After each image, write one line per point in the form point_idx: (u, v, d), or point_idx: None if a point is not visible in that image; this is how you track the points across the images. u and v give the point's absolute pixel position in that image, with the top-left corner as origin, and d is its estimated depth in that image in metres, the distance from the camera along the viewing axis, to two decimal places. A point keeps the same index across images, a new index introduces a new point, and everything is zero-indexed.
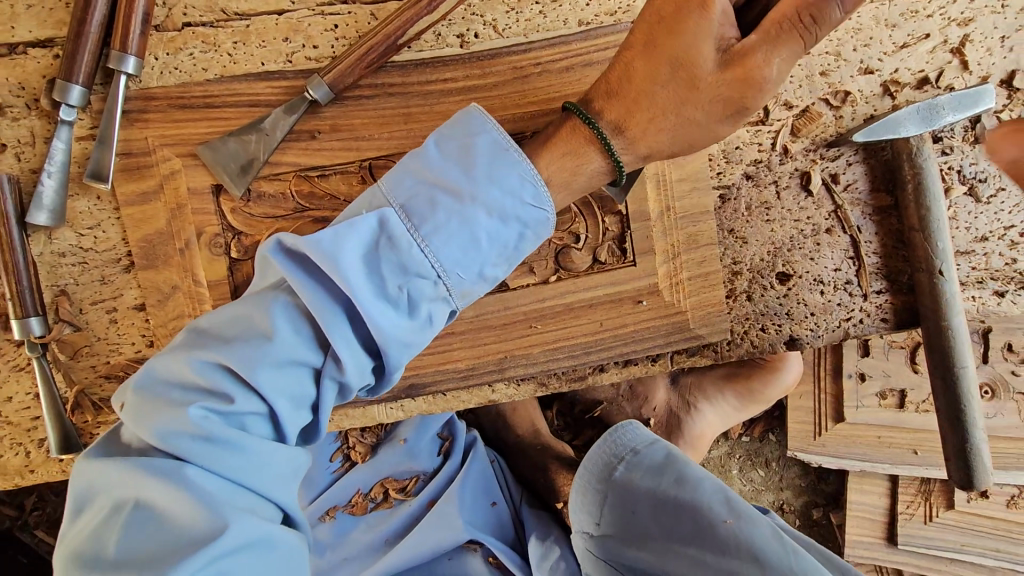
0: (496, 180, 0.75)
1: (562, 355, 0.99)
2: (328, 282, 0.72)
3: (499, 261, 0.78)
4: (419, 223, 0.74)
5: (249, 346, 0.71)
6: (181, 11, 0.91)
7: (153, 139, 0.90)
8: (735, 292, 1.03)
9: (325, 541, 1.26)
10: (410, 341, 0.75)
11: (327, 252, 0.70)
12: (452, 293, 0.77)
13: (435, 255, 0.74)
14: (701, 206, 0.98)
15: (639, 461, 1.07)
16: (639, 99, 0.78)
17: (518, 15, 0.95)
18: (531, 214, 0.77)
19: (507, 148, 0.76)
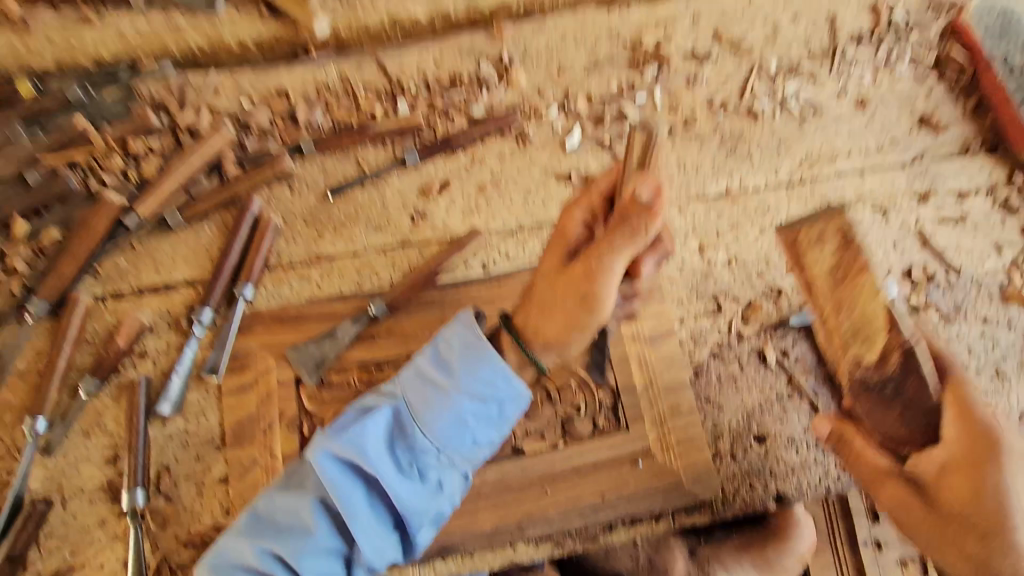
0: (470, 373, 0.94)
1: (574, 514, 1.14)
2: (355, 470, 0.93)
3: (490, 431, 0.97)
4: (416, 417, 0.94)
5: (293, 535, 0.92)
6: (286, 256, 1.30)
7: (256, 345, 1.22)
8: (720, 452, 1.20)
9: None
10: (423, 511, 0.94)
11: (355, 449, 0.92)
12: (453, 462, 0.95)
13: (434, 437, 0.94)
14: (678, 380, 1.21)
15: None
16: (535, 299, 1.08)
17: (524, 246, 1.32)
18: (505, 393, 0.95)
19: (476, 347, 0.94)
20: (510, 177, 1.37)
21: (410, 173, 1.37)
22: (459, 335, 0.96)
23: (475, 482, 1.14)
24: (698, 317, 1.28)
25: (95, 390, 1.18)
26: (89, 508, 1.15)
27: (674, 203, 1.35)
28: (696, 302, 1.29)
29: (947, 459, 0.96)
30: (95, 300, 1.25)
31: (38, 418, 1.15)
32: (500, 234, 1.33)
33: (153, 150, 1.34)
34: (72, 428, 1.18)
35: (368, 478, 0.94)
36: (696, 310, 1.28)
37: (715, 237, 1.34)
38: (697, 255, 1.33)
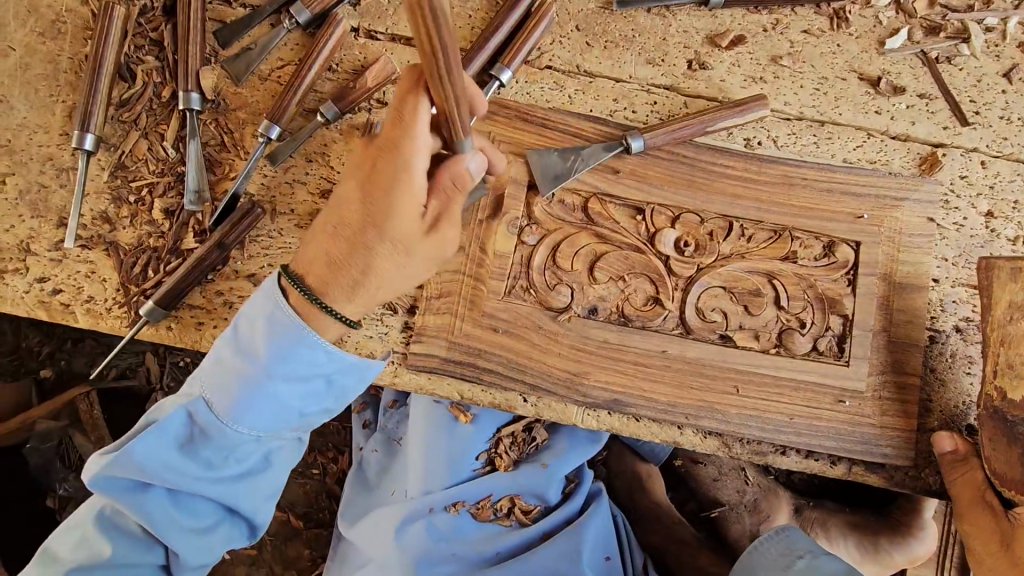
0: (276, 352, 0.91)
1: (756, 423, 1.08)
2: (187, 437, 0.95)
3: (319, 403, 0.98)
4: (222, 415, 0.93)
5: (163, 496, 0.97)
6: (548, 57, 1.19)
7: (495, 135, 1.15)
8: (925, 426, 1.10)
9: (442, 531, 1.20)
10: (247, 496, 1.01)
11: (161, 469, 0.93)
12: (282, 437, 0.99)
13: (251, 429, 0.94)
14: (914, 338, 1.10)
15: (822, 560, 1.02)
16: (335, 233, 0.91)
17: (796, 138, 1.17)
18: (328, 369, 0.94)
19: (288, 328, 0.90)
20: (810, 57, 1.19)
21: (704, 14, 1.19)
22: (274, 309, 0.91)
23: (672, 353, 1.08)
24: (957, 284, 1.14)
25: (331, 117, 1.12)
26: (297, 230, 1.14)
27: (978, 154, 1.17)
28: (961, 268, 1.14)
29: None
30: (350, 30, 1.17)
31: (274, 125, 1.11)
32: (776, 117, 1.18)
33: None
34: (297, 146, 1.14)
35: (196, 447, 0.96)
36: (957, 276, 1.14)
37: (1010, 207, 1.16)
38: (982, 220, 1.16)
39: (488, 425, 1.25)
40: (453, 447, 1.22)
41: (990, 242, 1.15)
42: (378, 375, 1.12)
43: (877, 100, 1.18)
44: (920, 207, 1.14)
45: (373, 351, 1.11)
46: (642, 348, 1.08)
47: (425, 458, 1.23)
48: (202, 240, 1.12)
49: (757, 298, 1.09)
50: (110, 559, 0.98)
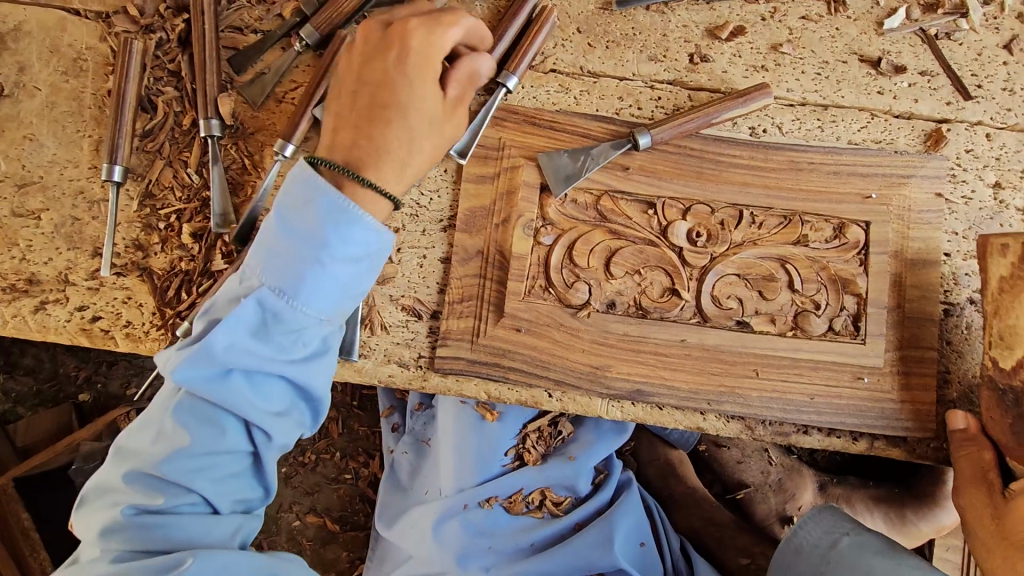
0: (334, 233, 0.92)
1: (777, 405, 1.10)
2: (249, 320, 0.92)
3: (368, 281, 0.98)
4: (290, 296, 0.92)
5: (229, 394, 0.91)
6: (552, 62, 1.22)
7: (506, 140, 1.17)
8: (944, 398, 1.12)
9: (477, 527, 1.24)
10: (310, 386, 0.97)
11: (228, 346, 0.90)
12: (341, 317, 0.97)
13: (311, 310, 0.94)
14: (929, 312, 1.12)
15: (868, 537, 1.01)
16: (369, 122, 0.97)
17: (800, 124, 1.20)
18: (370, 246, 0.94)
19: (337, 206, 0.91)
20: (809, 43, 1.21)
21: (703, 9, 1.22)
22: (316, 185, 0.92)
23: (691, 342, 1.10)
24: (968, 256, 1.15)
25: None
26: None
27: (981, 127, 1.19)
28: (969, 240, 1.16)
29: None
30: None
31: (286, 143, 1.16)
32: (779, 103, 1.20)
33: None
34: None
35: (261, 329, 0.93)
36: (968, 248, 1.16)
37: (1016, 177, 1.18)
38: (989, 191, 1.17)
39: (514, 421, 1.28)
40: (482, 445, 1.27)
41: (998, 213, 1.17)
42: (407, 381, 1.15)
43: (877, 81, 1.20)
44: (927, 183, 1.16)
45: (401, 358, 1.14)
46: (661, 338, 1.11)
47: (456, 457, 1.27)
48: (230, 261, 1.16)
49: (772, 283, 1.12)
50: (186, 450, 0.91)
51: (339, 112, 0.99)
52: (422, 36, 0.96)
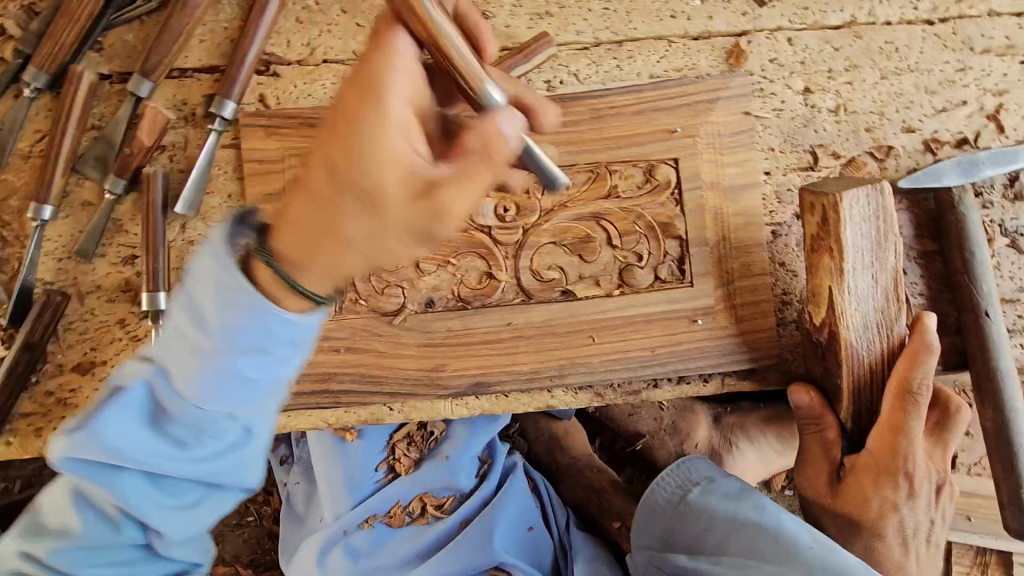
0: (231, 326, 0.71)
1: (619, 366, 1.06)
2: (122, 425, 0.79)
3: (269, 364, 0.74)
4: (178, 389, 0.74)
5: (128, 488, 0.82)
6: (321, 52, 1.09)
7: (283, 149, 1.07)
8: (785, 320, 1.10)
9: (360, 548, 1.21)
10: (235, 464, 0.83)
11: (109, 448, 0.79)
12: (235, 415, 0.77)
13: (219, 410, 0.75)
14: (755, 240, 1.08)
15: (715, 488, 1.04)
16: (298, 191, 0.69)
17: (598, 67, 1.11)
18: (293, 336, 0.73)
19: (239, 284, 0.70)
20: None
21: None
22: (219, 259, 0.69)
23: (518, 322, 1.05)
24: (789, 171, 1.11)
25: (122, 191, 1.05)
26: (108, 305, 1.08)
27: (782, 32, 1.12)
28: (788, 154, 1.11)
29: (861, 463, 1.03)
30: (100, 79, 1.08)
31: (44, 205, 1.03)
32: (571, 49, 1.11)
33: None
34: (101, 232, 1.06)
35: (153, 424, 0.80)
36: (788, 163, 1.11)
37: (825, 78, 1.12)
38: (799, 97, 1.11)
39: (377, 436, 1.21)
40: (348, 467, 1.21)
41: (814, 119, 1.11)
42: None
43: (668, 4, 1.12)
44: (734, 103, 1.09)
45: None
46: (487, 325, 1.05)
47: (326, 484, 1.22)
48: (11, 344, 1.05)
49: (590, 244, 1.06)
50: (72, 538, 0.86)
51: (324, 155, 0.67)
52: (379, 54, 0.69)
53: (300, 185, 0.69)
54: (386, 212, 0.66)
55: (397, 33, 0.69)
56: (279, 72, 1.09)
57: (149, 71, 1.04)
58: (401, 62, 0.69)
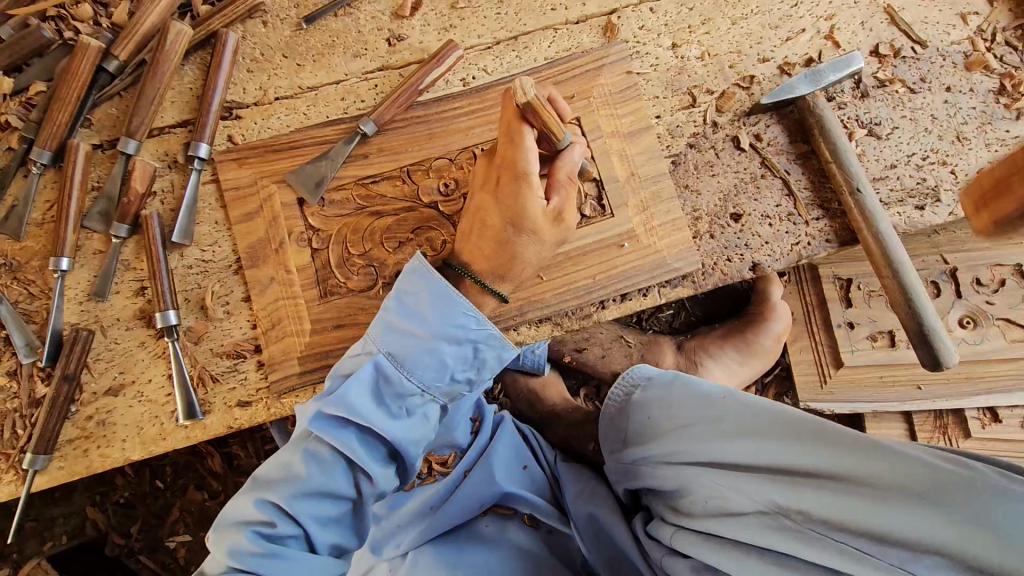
0: (442, 319, 1.08)
1: (568, 296, 1.25)
2: (349, 401, 1.03)
3: (468, 368, 1.12)
4: (400, 363, 1.06)
5: (283, 484, 1.03)
6: (272, 91, 1.32)
7: (255, 173, 1.27)
8: (700, 232, 1.29)
9: (381, 513, 1.35)
10: (417, 440, 1.10)
11: (348, 406, 1.03)
12: (436, 397, 1.11)
13: (418, 382, 1.08)
14: (659, 170, 1.28)
15: (651, 384, 1.22)
16: (484, 224, 1.12)
17: (501, 60, 1.34)
18: (478, 334, 1.09)
19: (448, 293, 1.09)
20: None
21: None
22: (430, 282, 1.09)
23: None
24: (674, 112, 1.33)
25: (126, 234, 1.23)
26: (128, 333, 1.25)
27: (645, 3, 1.36)
28: (672, 98, 1.33)
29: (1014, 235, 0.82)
30: (93, 148, 1.29)
31: (60, 257, 1.22)
32: (477, 50, 1.34)
33: None
34: (113, 274, 1.25)
35: (377, 400, 1.07)
36: (673, 105, 1.33)
37: (687, 33, 1.35)
38: (670, 52, 1.34)
39: None
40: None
41: (687, 67, 1.34)
42: (253, 416, 1.24)
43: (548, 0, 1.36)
44: (618, 65, 1.31)
45: (239, 398, 1.24)
46: None
47: None
48: (50, 381, 1.22)
49: None
50: (305, 483, 1.02)
51: (473, 219, 1.14)
52: (513, 138, 1.06)
53: (497, 224, 1.11)
54: (543, 234, 1.11)
55: (525, 131, 1.05)
56: (241, 114, 1.31)
57: (133, 131, 1.24)
58: (529, 151, 1.06)
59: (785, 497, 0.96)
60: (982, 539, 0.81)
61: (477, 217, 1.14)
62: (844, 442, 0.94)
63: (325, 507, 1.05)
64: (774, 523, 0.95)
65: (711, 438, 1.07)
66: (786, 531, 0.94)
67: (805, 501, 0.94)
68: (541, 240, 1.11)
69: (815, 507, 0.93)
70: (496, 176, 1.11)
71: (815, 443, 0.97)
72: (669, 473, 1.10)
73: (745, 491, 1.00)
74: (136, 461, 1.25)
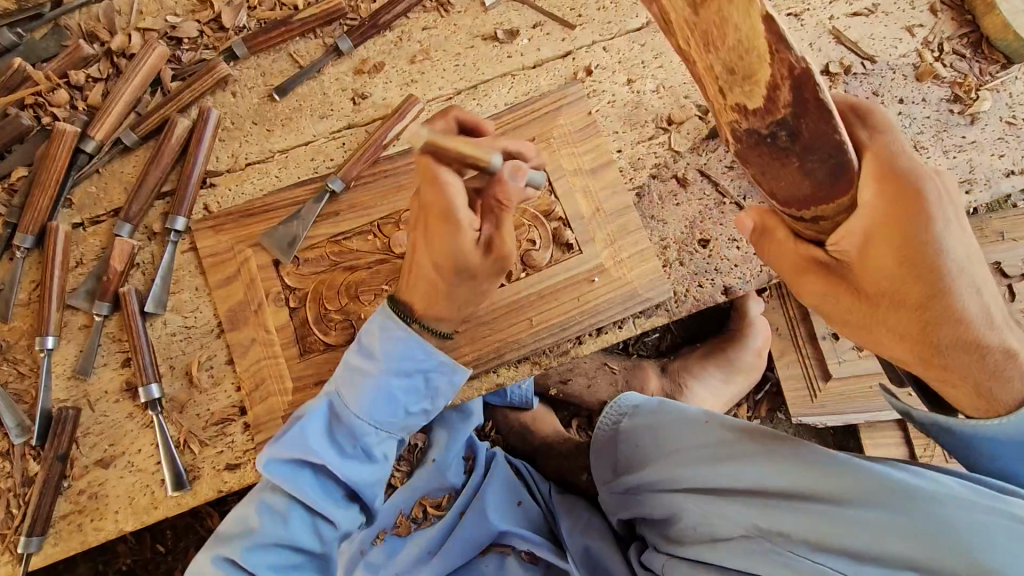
0: (390, 355, 1.09)
1: (544, 334, 1.26)
2: (304, 450, 1.07)
3: (420, 401, 1.14)
4: (350, 402, 1.09)
5: (245, 536, 1.06)
6: (243, 157, 1.36)
7: (230, 239, 1.30)
8: (669, 260, 1.31)
9: (377, 562, 1.35)
10: (374, 480, 1.14)
11: (304, 450, 1.07)
12: (389, 434, 1.13)
13: (366, 418, 1.09)
14: (623, 203, 1.31)
15: (639, 412, 1.24)
16: (424, 266, 1.08)
17: (463, 109, 1.38)
18: (428, 365, 1.12)
19: (398, 331, 1.09)
20: (439, 45, 1.41)
21: (344, 59, 1.40)
22: (379, 323, 1.10)
23: None
24: (636, 144, 1.36)
25: (108, 311, 1.26)
26: (116, 405, 1.28)
27: (598, 43, 1.40)
28: (632, 131, 1.37)
29: None
30: (74, 228, 1.33)
31: (46, 336, 1.25)
32: (438, 102, 1.39)
33: (95, 79, 1.36)
34: (98, 348, 1.27)
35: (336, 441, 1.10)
36: (633, 138, 1.36)
37: (641, 68, 1.39)
38: (626, 88, 1.38)
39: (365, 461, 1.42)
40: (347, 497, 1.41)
41: (643, 100, 1.38)
42: (243, 477, 1.25)
43: (504, 48, 1.40)
44: (576, 106, 1.34)
45: (227, 461, 1.25)
46: None
47: None
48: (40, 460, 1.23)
49: None
50: (258, 535, 1.06)
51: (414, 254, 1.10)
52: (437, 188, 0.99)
53: (429, 266, 1.07)
54: (477, 268, 1.07)
55: (450, 188, 0.98)
56: (215, 182, 1.35)
57: (128, 215, 1.29)
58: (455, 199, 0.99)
59: (766, 520, 0.96)
60: (943, 546, 0.83)
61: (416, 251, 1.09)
62: (821, 467, 0.97)
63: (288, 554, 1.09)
64: (758, 545, 0.95)
65: (694, 467, 1.08)
66: (769, 555, 0.94)
67: (784, 522, 0.94)
68: (481, 276, 1.09)
69: (794, 528, 0.93)
70: (424, 221, 1.06)
71: (796, 467, 0.99)
72: (655, 502, 1.10)
73: (729, 515, 1.00)
74: (130, 532, 1.26)
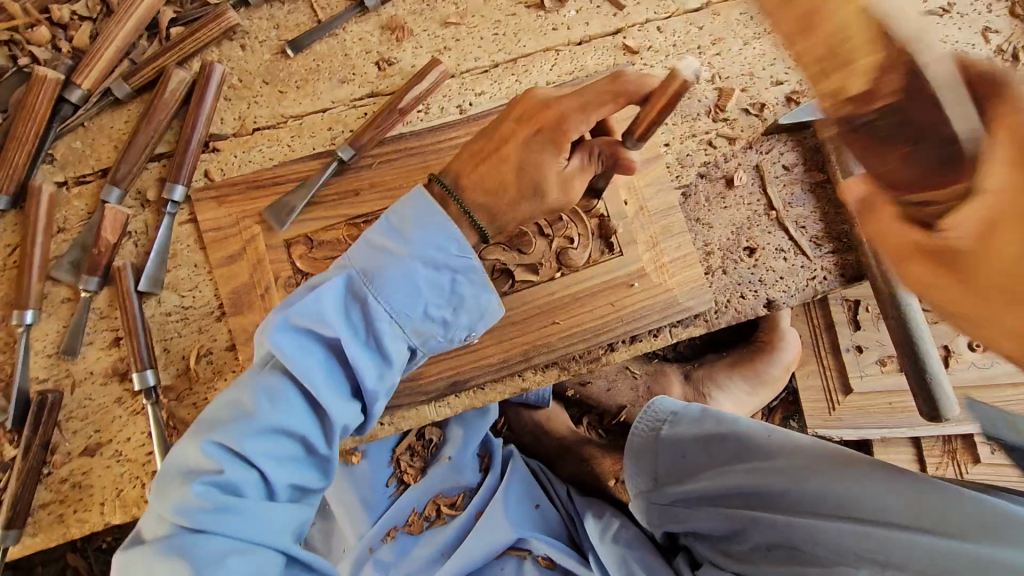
0: (422, 237, 0.95)
1: (577, 339, 1.18)
2: (317, 334, 0.93)
3: (442, 304, 0.98)
4: (371, 280, 0.94)
5: (235, 423, 0.90)
6: (251, 121, 1.22)
7: (235, 214, 1.17)
8: (712, 267, 1.23)
9: (388, 561, 1.28)
10: (385, 384, 0.99)
11: (316, 319, 0.92)
12: (405, 330, 0.97)
13: (385, 304, 0.95)
14: (668, 203, 1.21)
15: (680, 419, 1.20)
16: (497, 158, 0.96)
17: (500, 86, 1.25)
18: (457, 262, 0.97)
19: (432, 208, 0.95)
20: (476, 9, 1.26)
21: (369, 17, 1.25)
22: (411, 201, 0.96)
23: None
24: (684, 140, 1.25)
25: (96, 286, 1.13)
26: (103, 389, 1.16)
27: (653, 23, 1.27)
28: (682, 125, 1.26)
29: None
30: (57, 188, 1.18)
31: (24, 310, 1.12)
32: (473, 74, 1.25)
33: (81, 16, 1.19)
34: (84, 325, 1.15)
35: (353, 325, 0.95)
36: (682, 132, 1.26)
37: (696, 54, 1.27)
38: None
39: (380, 453, 1.36)
40: (360, 488, 1.33)
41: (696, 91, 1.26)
42: None
43: (549, 19, 1.27)
44: None
45: None
46: None
47: (344, 507, 1.33)
48: (15, 444, 1.12)
49: (525, 238, 1.17)
50: (256, 421, 0.90)
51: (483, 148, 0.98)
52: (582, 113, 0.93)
53: (505, 177, 0.96)
54: (548, 199, 0.97)
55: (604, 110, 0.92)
56: (219, 147, 1.21)
57: (118, 178, 1.15)
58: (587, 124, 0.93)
59: (869, 549, 0.90)
60: None
61: (490, 145, 0.97)
62: (922, 497, 0.93)
63: (279, 456, 0.93)
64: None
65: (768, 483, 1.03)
66: None
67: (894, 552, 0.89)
68: (542, 202, 0.97)
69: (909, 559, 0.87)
70: (519, 117, 0.97)
71: (898, 496, 0.94)
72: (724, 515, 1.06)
73: (825, 540, 0.94)
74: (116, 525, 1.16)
